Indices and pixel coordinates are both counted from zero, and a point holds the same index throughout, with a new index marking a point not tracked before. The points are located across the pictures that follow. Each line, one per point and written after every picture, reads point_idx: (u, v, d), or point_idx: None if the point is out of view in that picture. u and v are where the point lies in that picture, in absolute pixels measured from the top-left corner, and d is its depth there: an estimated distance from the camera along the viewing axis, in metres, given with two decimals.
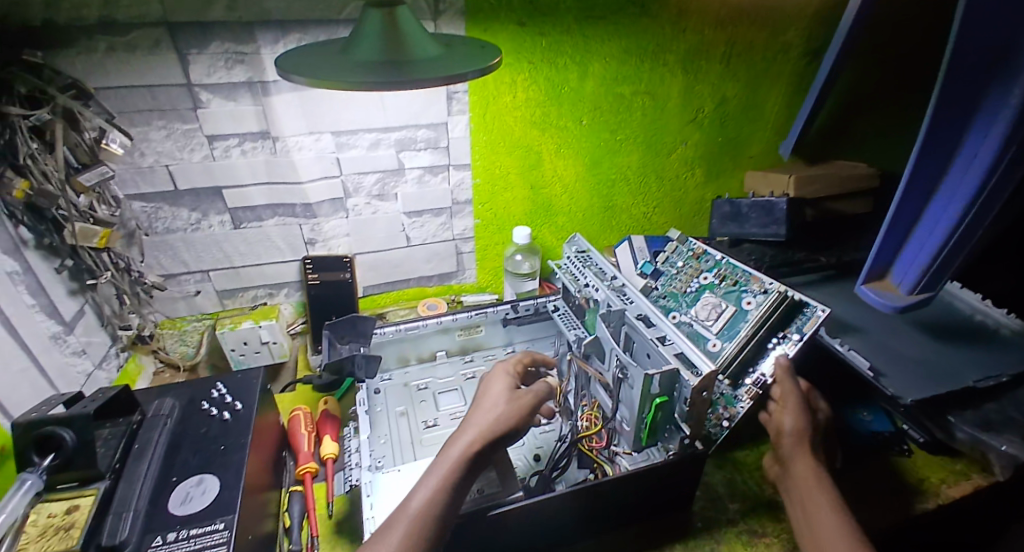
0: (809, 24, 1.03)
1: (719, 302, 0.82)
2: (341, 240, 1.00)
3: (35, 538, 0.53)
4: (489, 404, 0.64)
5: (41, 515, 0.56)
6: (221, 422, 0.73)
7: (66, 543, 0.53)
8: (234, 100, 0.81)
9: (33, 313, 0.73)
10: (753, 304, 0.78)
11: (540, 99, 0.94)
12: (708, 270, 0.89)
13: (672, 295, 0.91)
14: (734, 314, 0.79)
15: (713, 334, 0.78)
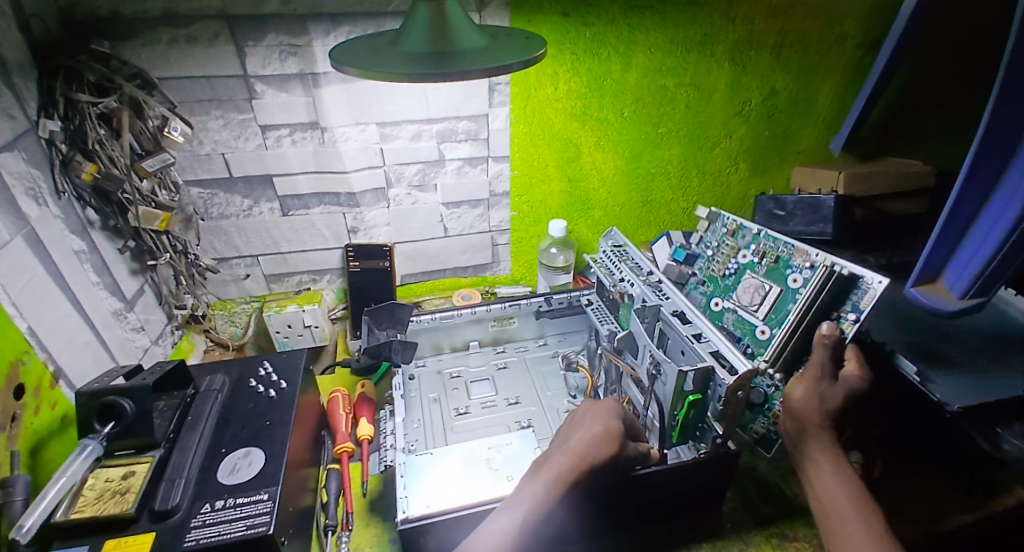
0: (869, 12, 0.99)
1: (762, 283, 0.81)
2: (382, 229, 1.02)
3: (93, 502, 0.58)
4: (584, 454, 0.56)
5: (99, 480, 0.61)
6: (267, 398, 0.76)
7: (122, 506, 0.58)
8: (287, 91, 0.84)
9: (97, 289, 0.78)
10: (800, 282, 0.76)
11: (581, 90, 0.93)
12: (746, 247, 0.87)
13: (712, 278, 0.92)
14: (780, 295, 0.78)
15: (760, 320, 0.79)
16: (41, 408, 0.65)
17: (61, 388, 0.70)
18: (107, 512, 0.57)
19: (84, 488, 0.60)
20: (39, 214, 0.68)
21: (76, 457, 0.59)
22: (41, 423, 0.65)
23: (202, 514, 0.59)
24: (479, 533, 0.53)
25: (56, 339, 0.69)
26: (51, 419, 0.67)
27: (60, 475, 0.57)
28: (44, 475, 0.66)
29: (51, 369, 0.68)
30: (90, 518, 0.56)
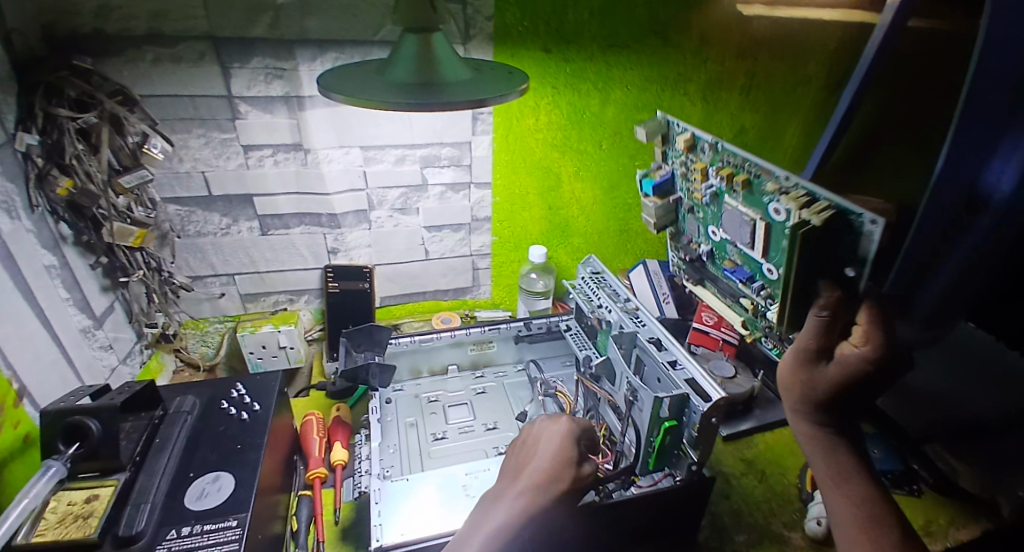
0: (829, 58, 1.06)
1: (745, 211, 0.73)
2: (362, 250, 1.02)
3: (54, 525, 0.56)
4: (541, 476, 0.58)
5: (61, 503, 0.59)
6: (239, 421, 0.75)
7: (84, 531, 0.55)
8: (271, 113, 0.85)
9: (66, 306, 0.76)
10: (783, 214, 0.66)
11: (562, 122, 0.96)
12: (710, 165, 0.79)
13: (697, 205, 0.87)
14: (769, 228, 0.70)
15: (762, 259, 0.73)
16: (4, 427, 0.63)
17: (27, 407, 0.67)
18: (68, 536, 0.55)
19: (46, 512, 0.58)
20: (11, 228, 0.67)
21: (40, 479, 0.58)
22: (3, 442, 0.63)
23: (166, 541, 0.57)
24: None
25: (21, 356, 0.67)
26: (14, 439, 0.65)
27: (23, 496, 0.55)
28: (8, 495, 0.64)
29: (15, 387, 0.66)
30: (50, 541, 0.54)
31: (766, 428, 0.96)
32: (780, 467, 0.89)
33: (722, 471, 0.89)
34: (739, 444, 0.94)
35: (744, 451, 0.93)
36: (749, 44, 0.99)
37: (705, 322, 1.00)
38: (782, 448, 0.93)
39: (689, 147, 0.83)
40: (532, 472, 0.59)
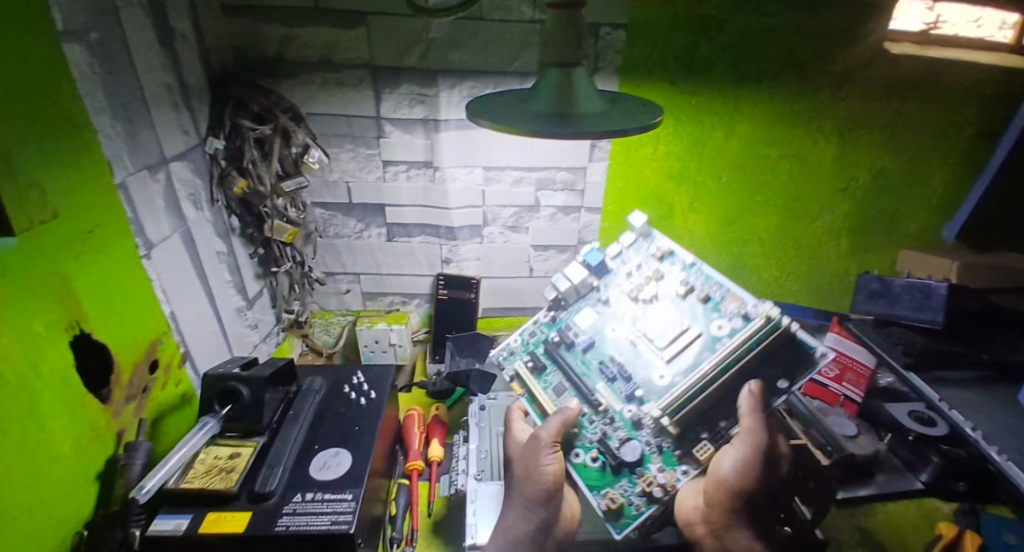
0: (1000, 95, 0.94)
1: (681, 323, 0.73)
2: (472, 263, 1.09)
3: (201, 475, 0.65)
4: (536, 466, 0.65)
5: (210, 456, 0.68)
6: (357, 405, 0.83)
7: (227, 483, 0.64)
8: (410, 133, 0.94)
9: (228, 287, 0.90)
10: (636, 400, 0.69)
11: (681, 153, 0.96)
12: (683, 269, 0.78)
13: (604, 324, 0.81)
14: (699, 339, 0.71)
15: (663, 363, 0.71)
16: (167, 385, 0.74)
17: (187, 370, 0.79)
18: (213, 486, 0.63)
19: (196, 461, 0.67)
20: (196, 216, 0.80)
21: (197, 431, 0.67)
22: (165, 397, 0.73)
23: (293, 503, 0.63)
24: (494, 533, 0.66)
25: (189, 325, 0.79)
26: (173, 395, 0.75)
27: (182, 444, 0.64)
28: (162, 444, 0.73)
29: (181, 351, 0.77)
30: (199, 488, 0.63)
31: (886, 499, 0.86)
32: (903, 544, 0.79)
33: (836, 537, 0.80)
34: (854, 513, 0.84)
35: (861, 520, 0.83)
36: (896, 83, 0.92)
37: (824, 375, 0.97)
38: (907, 524, 0.82)
39: (660, 256, 0.81)
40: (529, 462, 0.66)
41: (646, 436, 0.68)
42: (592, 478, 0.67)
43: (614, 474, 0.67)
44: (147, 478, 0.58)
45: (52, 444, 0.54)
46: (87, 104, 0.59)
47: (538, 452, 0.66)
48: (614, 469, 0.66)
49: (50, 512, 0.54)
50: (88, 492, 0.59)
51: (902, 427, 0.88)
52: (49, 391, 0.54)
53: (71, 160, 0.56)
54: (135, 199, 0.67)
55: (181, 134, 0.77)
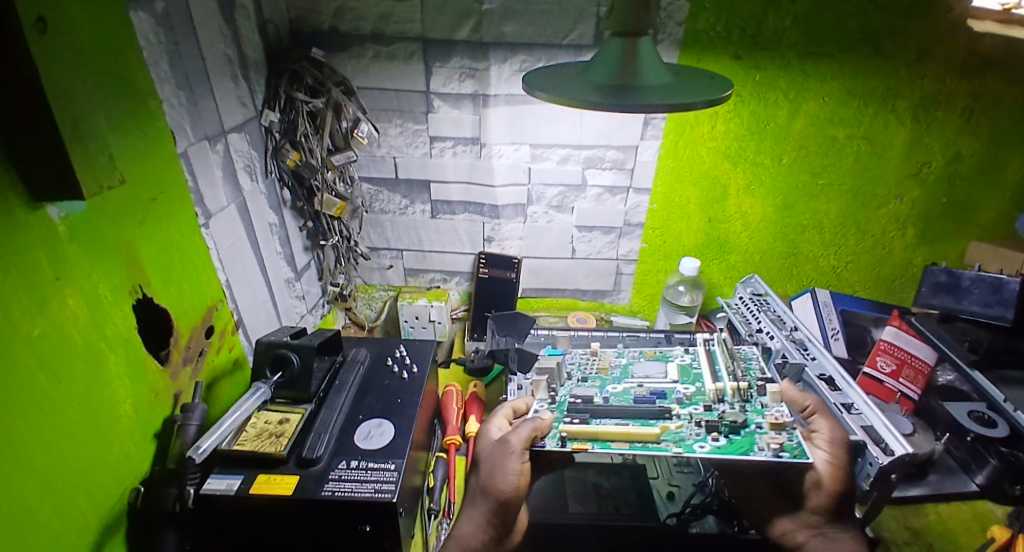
0: None
1: (654, 364, 0.79)
2: (514, 242, 1.08)
3: (252, 438, 0.67)
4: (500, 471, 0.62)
5: (260, 420, 0.70)
6: (400, 379, 0.83)
7: (276, 447, 0.65)
8: (458, 108, 0.93)
9: (279, 259, 0.92)
10: (691, 387, 0.72)
11: (739, 132, 0.92)
12: (619, 354, 0.84)
13: (597, 376, 0.79)
14: (678, 367, 0.78)
15: (674, 381, 0.74)
16: (222, 349, 0.76)
17: (240, 336, 0.81)
18: (264, 449, 0.65)
19: (248, 425, 0.69)
20: (251, 188, 0.82)
21: (251, 395, 0.67)
22: (219, 361, 0.76)
23: (338, 469, 0.64)
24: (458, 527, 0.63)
25: (242, 293, 0.81)
26: (227, 359, 0.78)
27: (236, 409, 0.64)
28: (215, 407, 0.75)
29: (235, 318, 0.80)
30: (250, 451, 0.65)
31: (939, 500, 0.80)
32: (951, 544, 0.74)
33: (882, 536, 0.75)
34: (903, 511, 0.79)
35: (909, 519, 0.78)
36: (978, 61, 0.85)
37: (878, 369, 0.90)
38: (960, 525, 0.77)
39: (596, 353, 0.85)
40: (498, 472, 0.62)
41: (729, 405, 0.67)
42: (733, 450, 0.60)
43: (736, 439, 0.62)
44: (204, 438, 0.58)
45: (113, 403, 0.57)
46: (153, 77, 0.60)
47: (505, 459, 0.62)
48: (733, 430, 0.63)
49: (112, 466, 0.57)
50: (145, 451, 0.62)
51: (960, 425, 0.82)
52: (112, 353, 0.56)
53: (139, 129, 0.57)
54: (195, 167, 0.69)
55: (239, 105, 0.78)
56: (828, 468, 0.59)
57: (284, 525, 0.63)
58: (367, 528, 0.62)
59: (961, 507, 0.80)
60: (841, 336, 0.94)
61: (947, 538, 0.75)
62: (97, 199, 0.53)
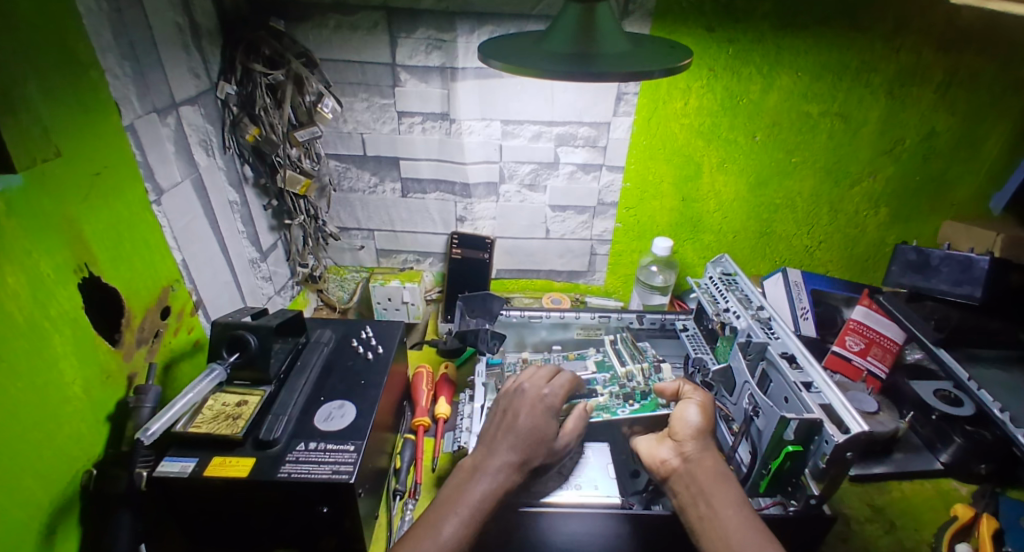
0: None
1: (575, 363, 0.88)
2: (487, 222, 1.06)
3: (209, 420, 0.66)
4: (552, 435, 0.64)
5: (217, 402, 0.69)
6: (365, 359, 0.82)
7: (232, 429, 0.64)
8: (426, 82, 0.90)
9: (241, 238, 0.89)
10: (606, 375, 0.83)
11: (714, 108, 0.90)
12: (545, 360, 0.91)
13: None
14: (597, 362, 0.87)
15: (592, 372, 0.84)
16: (180, 330, 0.75)
17: (200, 317, 0.80)
18: (220, 431, 0.64)
19: (205, 407, 0.68)
20: (207, 163, 0.79)
21: (204, 377, 0.66)
22: (177, 342, 0.74)
23: (296, 451, 0.64)
24: (456, 492, 0.58)
25: (201, 273, 0.79)
26: (186, 341, 0.76)
27: (189, 390, 0.63)
28: (174, 388, 0.74)
29: (193, 299, 0.78)
30: (205, 433, 0.64)
31: (903, 476, 0.81)
32: (913, 521, 0.75)
33: (843, 512, 0.76)
34: (868, 488, 0.80)
35: (873, 495, 0.79)
36: (953, 35, 0.83)
37: (848, 348, 0.90)
38: (922, 502, 0.78)
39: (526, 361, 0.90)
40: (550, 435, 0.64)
41: (639, 378, 0.81)
42: (647, 408, 0.75)
43: (645, 407, 0.75)
44: (152, 422, 0.57)
45: (60, 385, 0.55)
46: (95, 46, 0.57)
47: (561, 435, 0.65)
48: (642, 396, 0.78)
49: (61, 450, 0.55)
50: (99, 433, 0.60)
51: (926, 405, 0.83)
52: (58, 333, 0.54)
53: (79, 103, 0.55)
54: (145, 142, 0.66)
55: (191, 76, 0.75)
56: (701, 411, 0.65)
57: (243, 504, 0.62)
58: (326, 508, 0.62)
59: (924, 483, 0.81)
60: (811, 317, 0.94)
61: (907, 513, 0.76)
62: (36, 175, 0.50)
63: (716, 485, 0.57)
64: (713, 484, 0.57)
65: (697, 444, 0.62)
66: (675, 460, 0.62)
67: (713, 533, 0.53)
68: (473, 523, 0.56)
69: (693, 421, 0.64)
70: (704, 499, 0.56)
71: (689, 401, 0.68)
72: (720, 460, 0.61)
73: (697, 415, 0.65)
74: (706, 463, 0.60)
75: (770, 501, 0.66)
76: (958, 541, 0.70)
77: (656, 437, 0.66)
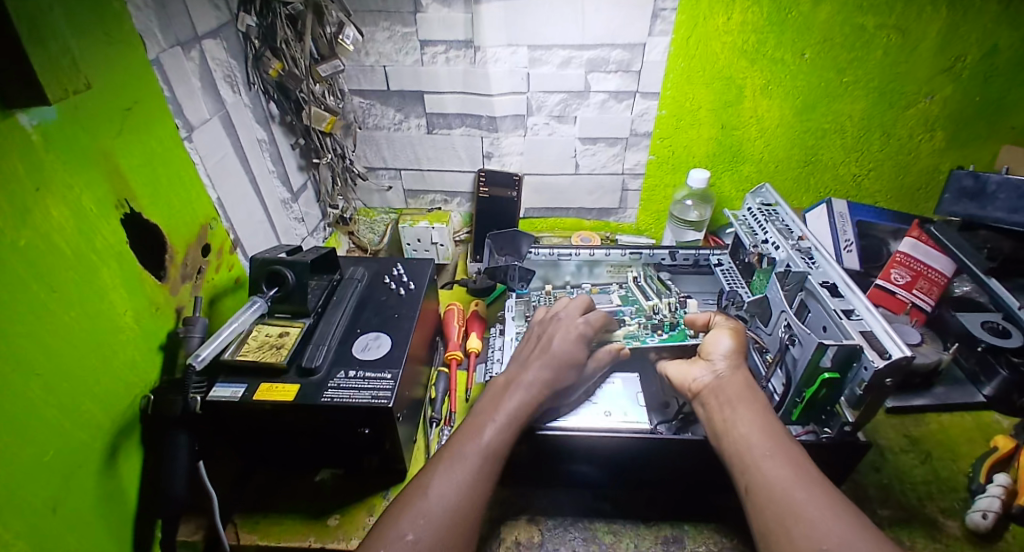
0: None
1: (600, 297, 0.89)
2: (515, 157, 1.04)
3: (255, 349, 0.69)
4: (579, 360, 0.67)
5: (261, 333, 0.72)
6: (398, 295, 0.84)
7: (276, 357, 0.67)
8: (449, 6, 0.85)
9: (272, 177, 0.90)
10: (629, 308, 0.84)
11: (760, 23, 0.82)
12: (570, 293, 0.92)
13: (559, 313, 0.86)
14: (623, 296, 0.88)
15: (616, 304, 0.85)
16: (221, 267, 0.77)
17: (239, 256, 0.82)
18: (265, 358, 0.67)
19: (250, 337, 0.71)
20: (233, 100, 0.78)
21: (247, 309, 0.69)
22: (219, 279, 0.77)
23: (337, 378, 0.66)
24: (488, 409, 0.61)
25: (236, 211, 0.81)
26: (228, 278, 0.79)
27: (233, 321, 0.66)
28: (219, 322, 0.77)
29: (231, 237, 0.80)
30: (252, 360, 0.67)
31: (947, 409, 0.79)
32: (952, 453, 0.73)
33: (878, 442, 0.75)
34: (905, 420, 0.79)
35: (910, 427, 0.77)
36: None
37: (893, 282, 0.86)
38: (963, 434, 0.76)
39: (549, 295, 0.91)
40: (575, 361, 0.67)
41: (666, 311, 0.80)
42: (676, 338, 0.75)
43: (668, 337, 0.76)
44: (203, 348, 0.60)
45: (112, 314, 0.58)
46: None
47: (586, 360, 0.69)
48: (671, 326, 0.78)
49: (118, 375, 0.59)
50: (152, 361, 0.64)
51: (971, 335, 0.79)
52: (105, 265, 0.57)
53: (106, 34, 0.55)
54: (171, 77, 0.66)
55: (211, 8, 0.72)
56: (733, 338, 0.66)
57: (289, 424, 0.66)
58: (366, 430, 0.66)
59: (965, 417, 0.78)
60: (855, 249, 0.89)
61: (947, 446, 0.74)
62: (69, 108, 0.51)
63: (747, 402, 0.57)
64: (742, 399, 0.58)
65: (730, 365, 0.63)
66: (707, 378, 0.63)
67: (739, 439, 0.54)
68: (508, 428, 0.59)
69: (726, 347, 0.65)
70: (732, 407, 0.57)
71: (722, 328, 0.68)
72: (752, 378, 0.61)
73: (729, 341, 0.66)
74: (737, 379, 0.61)
75: (802, 430, 0.65)
76: (996, 472, 0.67)
77: (688, 360, 0.68)
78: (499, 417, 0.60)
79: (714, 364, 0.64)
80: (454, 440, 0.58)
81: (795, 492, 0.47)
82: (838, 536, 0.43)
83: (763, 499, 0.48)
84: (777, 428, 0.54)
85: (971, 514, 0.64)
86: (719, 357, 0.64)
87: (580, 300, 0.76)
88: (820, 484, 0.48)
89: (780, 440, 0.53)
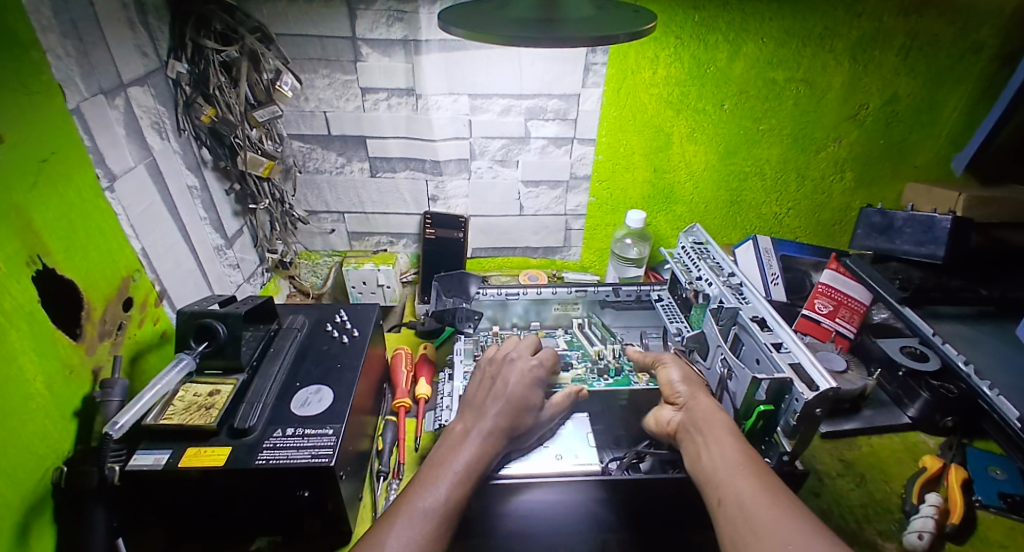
0: (1015, 19, 0.86)
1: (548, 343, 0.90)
2: (460, 200, 1.05)
3: (181, 411, 0.64)
4: (528, 398, 0.68)
5: (189, 393, 0.67)
6: (340, 343, 0.81)
7: (206, 419, 0.63)
8: (389, 56, 0.87)
9: (204, 225, 0.86)
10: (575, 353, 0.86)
11: (681, 77, 0.90)
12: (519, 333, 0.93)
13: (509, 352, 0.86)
14: (568, 342, 0.90)
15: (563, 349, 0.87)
16: (144, 322, 0.72)
17: (165, 308, 0.77)
18: (192, 422, 0.62)
19: (175, 399, 0.66)
20: (161, 147, 0.75)
21: (173, 368, 0.64)
22: (142, 335, 0.71)
23: (273, 438, 0.63)
24: (435, 465, 0.60)
25: (163, 262, 0.76)
26: (152, 333, 0.74)
27: (158, 381, 0.61)
28: (140, 382, 0.71)
29: (156, 289, 0.75)
30: (177, 425, 0.62)
31: (874, 431, 0.85)
32: (883, 474, 0.78)
33: (816, 468, 0.79)
34: (839, 444, 0.84)
35: (843, 451, 0.83)
36: None
37: (817, 311, 0.95)
38: (891, 455, 0.81)
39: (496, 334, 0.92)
40: (516, 400, 0.67)
41: (610, 356, 0.83)
42: (621, 382, 0.77)
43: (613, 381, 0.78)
44: (121, 414, 0.55)
45: (21, 381, 0.52)
46: (34, 24, 0.54)
47: (531, 393, 0.69)
48: (615, 371, 0.80)
49: (28, 448, 0.53)
50: (66, 429, 0.58)
51: (894, 361, 0.87)
52: (14, 328, 0.51)
53: (23, 85, 0.52)
54: (92, 126, 0.62)
55: (138, 55, 0.70)
56: (682, 372, 0.70)
57: (222, 493, 0.61)
58: (307, 493, 0.62)
59: (893, 438, 0.84)
60: (781, 282, 0.96)
61: (875, 466, 0.80)
62: None
63: (718, 423, 0.60)
64: (709, 420, 0.61)
65: (689, 394, 0.66)
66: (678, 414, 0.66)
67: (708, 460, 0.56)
68: (462, 480, 0.57)
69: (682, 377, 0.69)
70: (699, 432, 0.60)
71: (665, 362, 0.73)
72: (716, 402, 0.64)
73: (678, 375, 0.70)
74: (702, 404, 0.64)
75: None
76: (925, 490, 0.73)
77: (658, 406, 0.71)
78: (452, 473, 0.58)
79: (683, 394, 0.67)
80: (405, 498, 0.56)
81: (759, 498, 0.49)
82: (800, 537, 0.43)
83: (732, 509, 0.49)
84: (744, 444, 0.57)
85: (908, 536, 0.67)
86: (685, 389, 0.68)
87: (529, 339, 0.78)
88: (780, 491, 0.50)
89: (748, 457, 0.54)
